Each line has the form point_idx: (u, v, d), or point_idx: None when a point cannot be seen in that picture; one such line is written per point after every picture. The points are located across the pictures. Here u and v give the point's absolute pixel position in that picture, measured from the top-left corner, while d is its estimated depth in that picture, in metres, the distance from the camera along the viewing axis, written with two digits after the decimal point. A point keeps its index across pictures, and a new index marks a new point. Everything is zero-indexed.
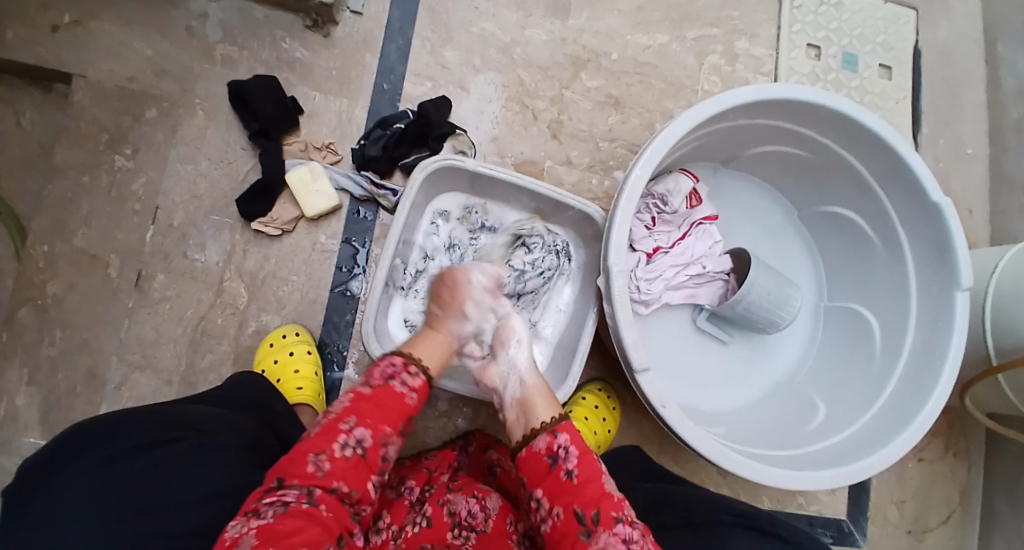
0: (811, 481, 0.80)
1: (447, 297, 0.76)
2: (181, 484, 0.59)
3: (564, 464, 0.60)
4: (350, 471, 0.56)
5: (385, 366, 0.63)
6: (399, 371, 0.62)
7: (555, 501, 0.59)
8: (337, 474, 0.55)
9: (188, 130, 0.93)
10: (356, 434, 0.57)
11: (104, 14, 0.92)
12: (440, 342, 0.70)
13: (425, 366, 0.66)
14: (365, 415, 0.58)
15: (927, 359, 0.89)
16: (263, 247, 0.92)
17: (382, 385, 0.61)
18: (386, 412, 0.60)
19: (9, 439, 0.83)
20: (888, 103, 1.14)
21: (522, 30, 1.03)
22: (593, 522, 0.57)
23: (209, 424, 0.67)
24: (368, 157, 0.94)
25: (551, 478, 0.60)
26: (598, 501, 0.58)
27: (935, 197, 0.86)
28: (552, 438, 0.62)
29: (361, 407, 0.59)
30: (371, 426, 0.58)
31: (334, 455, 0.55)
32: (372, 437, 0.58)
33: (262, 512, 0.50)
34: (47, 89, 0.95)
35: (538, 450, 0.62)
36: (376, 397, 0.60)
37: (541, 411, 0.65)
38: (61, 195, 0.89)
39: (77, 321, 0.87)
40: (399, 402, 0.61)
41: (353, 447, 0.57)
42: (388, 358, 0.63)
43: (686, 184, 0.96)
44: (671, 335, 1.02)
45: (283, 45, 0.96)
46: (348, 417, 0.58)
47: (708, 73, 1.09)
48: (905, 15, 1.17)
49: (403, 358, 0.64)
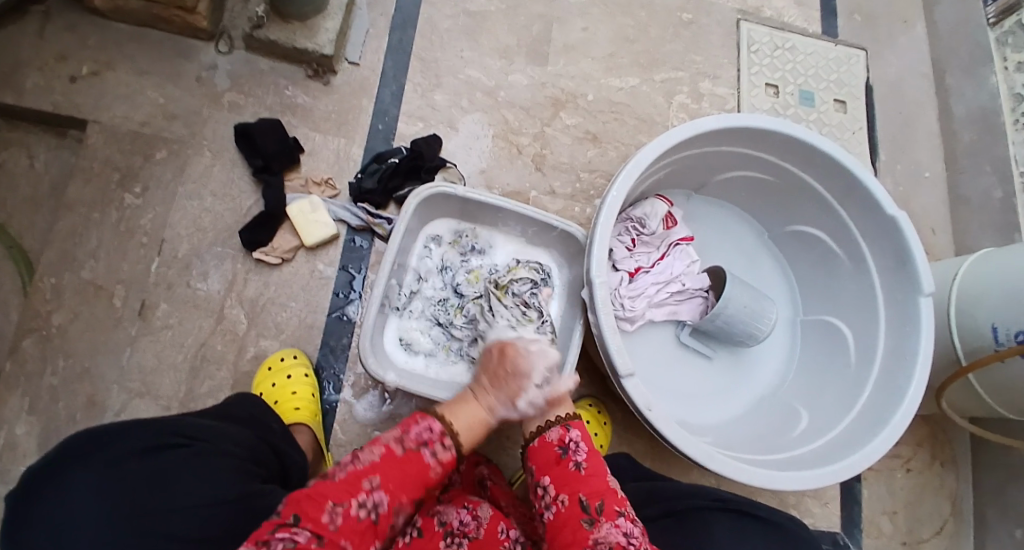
0: (798, 480, 0.82)
1: (502, 376, 0.74)
2: (185, 489, 0.61)
3: (574, 455, 0.68)
4: (359, 532, 0.57)
5: (423, 429, 0.64)
6: (434, 440, 0.63)
7: (562, 489, 0.65)
8: (346, 531, 0.56)
9: (195, 168, 0.99)
10: (374, 496, 0.58)
11: (120, 66, 1.00)
12: (478, 415, 0.70)
13: (459, 439, 0.66)
14: (390, 480, 0.59)
15: (898, 363, 0.93)
16: (263, 275, 0.97)
17: (414, 449, 0.62)
18: (408, 479, 0.61)
19: (7, 468, 0.84)
20: (845, 134, 1.25)
21: (505, 75, 1.13)
22: (596, 512, 0.62)
23: (205, 435, 0.69)
24: (365, 189, 1.00)
25: (560, 466, 0.67)
26: (602, 494, 0.64)
27: (890, 208, 0.93)
28: (564, 431, 0.70)
29: (388, 469, 0.60)
30: (391, 492, 0.59)
31: (349, 512, 0.56)
32: (387, 503, 0.59)
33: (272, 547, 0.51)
34: (61, 135, 1.02)
35: (550, 441, 0.70)
36: (404, 462, 0.61)
37: (558, 408, 0.74)
38: (71, 230, 0.93)
39: (80, 349, 0.90)
40: (423, 472, 0.62)
41: (368, 509, 0.58)
42: (428, 422, 0.64)
43: (661, 208, 1.02)
44: (656, 350, 1.06)
45: (285, 91, 1.04)
46: (373, 476, 0.59)
47: (677, 110, 1.19)
48: (853, 55, 1.29)
49: (442, 427, 0.65)
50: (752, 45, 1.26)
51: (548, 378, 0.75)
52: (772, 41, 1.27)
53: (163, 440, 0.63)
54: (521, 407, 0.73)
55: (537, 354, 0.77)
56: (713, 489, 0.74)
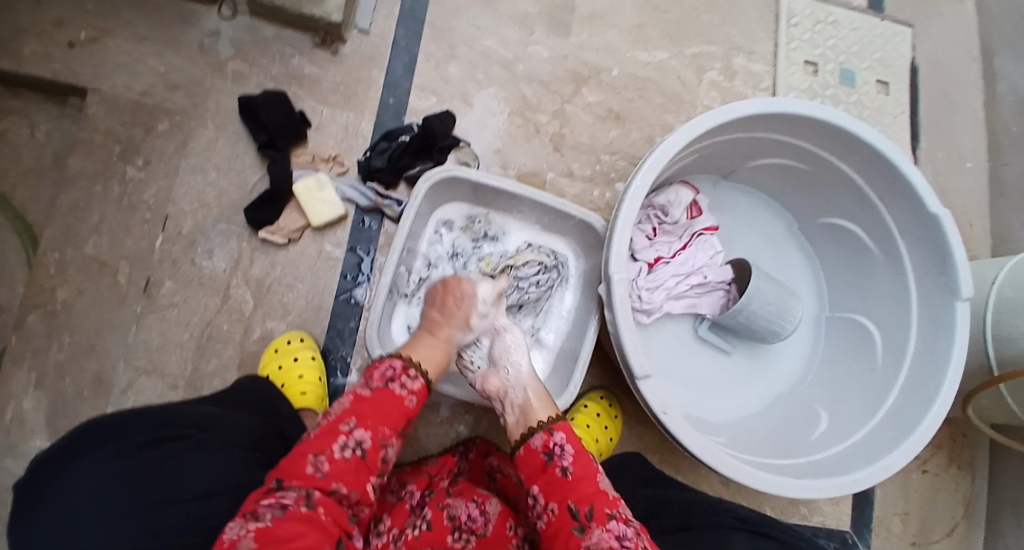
0: (813, 490, 0.79)
1: (451, 304, 0.76)
2: (190, 480, 0.55)
3: (560, 461, 0.63)
4: (349, 473, 0.56)
5: (384, 368, 0.63)
6: (399, 375, 0.63)
7: (551, 497, 0.61)
8: (336, 475, 0.55)
9: (199, 141, 0.95)
10: (355, 436, 0.57)
11: (120, 33, 0.95)
12: (437, 348, 0.71)
13: (425, 370, 0.67)
14: (365, 417, 0.58)
15: (928, 369, 0.88)
16: (269, 255, 0.94)
17: (382, 388, 0.61)
18: (386, 413, 0.60)
19: (16, 442, 0.84)
20: (886, 118, 1.16)
21: (524, 47, 1.06)
22: (586, 518, 0.59)
23: (214, 425, 0.63)
24: (373, 168, 0.96)
25: (547, 474, 0.63)
26: (592, 498, 0.60)
27: (933, 206, 0.87)
28: (548, 436, 0.65)
29: (361, 409, 0.59)
30: (371, 427, 0.58)
31: (334, 457, 0.55)
32: (372, 438, 0.58)
33: (261, 514, 0.49)
34: (62, 103, 0.98)
35: (534, 448, 0.65)
36: (376, 399, 0.60)
37: (538, 412, 0.69)
38: (73, 204, 0.91)
39: (84, 326, 0.88)
40: (398, 405, 0.61)
41: (352, 448, 0.56)
42: (388, 361, 0.64)
43: (686, 196, 0.97)
44: (672, 344, 1.02)
45: (292, 60, 0.99)
46: (348, 418, 0.58)
47: (707, 88, 1.11)
48: (900, 33, 1.20)
49: (402, 361, 0.65)
50: (792, 18, 1.17)
51: (493, 300, 0.80)
52: (813, 14, 1.18)
53: (167, 429, 0.56)
54: (474, 327, 0.77)
55: (479, 280, 0.80)
56: (729, 503, 0.72)
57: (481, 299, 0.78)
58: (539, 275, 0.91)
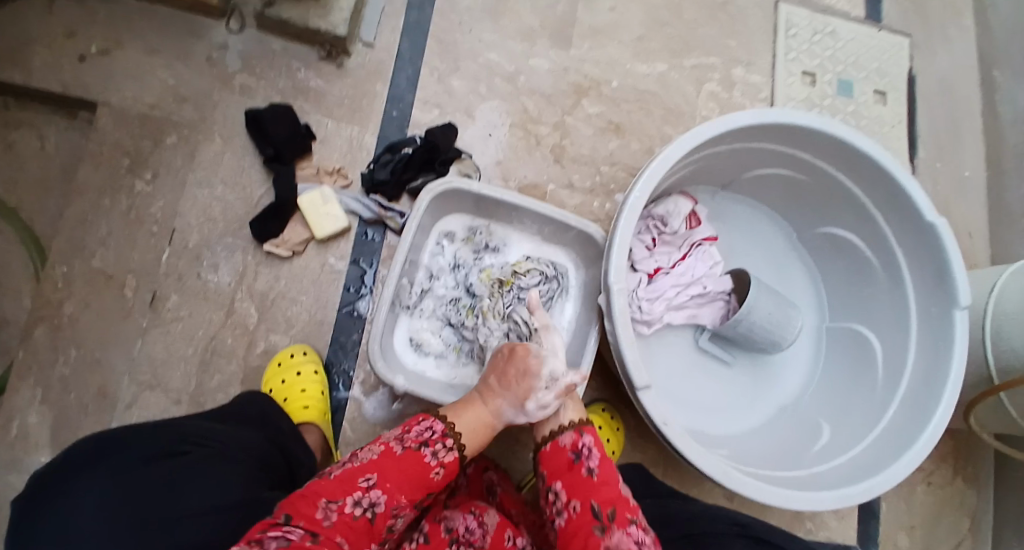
0: (815, 502, 0.80)
1: (513, 378, 0.69)
2: (190, 495, 0.55)
3: (586, 461, 0.64)
4: (354, 532, 0.54)
5: (423, 429, 0.62)
6: (434, 440, 0.61)
7: (574, 495, 0.62)
8: (342, 529, 0.53)
9: (205, 156, 0.96)
10: (371, 495, 0.55)
11: (129, 44, 0.97)
12: (482, 418, 0.67)
13: (463, 443, 0.64)
14: (388, 478, 0.57)
15: (927, 382, 0.89)
16: (274, 268, 0.95)
17: (413, 450, 0.59)
18: (408, 480, 0.58)
19: (20, 456, 0.85)
20: (884, 128, 1.17)
21: (526, 60, 1.08)
22: (608, 519, 0.59)
23: (217, 435, 0.65)
24: (377, 181, 0.97)
25: (572, 472, 0.63)
26: (614, 501, 0.61)
27: (931, 218, 0.88)
28: (577, 436, 0.66)
29: (385, 467, 0.57)
30: (389, 491, 0.56)
31: (344, 510, 0.54)
32: (386, 503, 0.56)
33: (265, 542, 0.48)
34: (70, 116, 1.00)
35: (562, 445, 0.66)
36: (402, 462, 0.58)
37: (568, 413, 0.69)
38: (81, 218, 0.92)
39: (91, 340, 0.89)
40: (422, 472, 0.59)
41: (364, 508, 0.55)
42: (427, 423, 0.63)
43: (685, 206, 0.98)
44: (674, 355, 1.03)
45: (297, 75, 1.00)
46: (369, 474, 0.56)
47: (706, 100, 1.13)
48: (899, 42, 1.21)
49: (443, 425, 0.63)
50: (791, 29, 1.18)
51: (561, 392, 0.69)
52: (812, 25, 1.19)
53: (168, 446, 0.58)
54: (532, 412, 0.68)
55: (549, 357, 0.72)
56: (735, 514, 0.75)
57: (547, 379, 0.70)
58: (541, 285, 0.91)
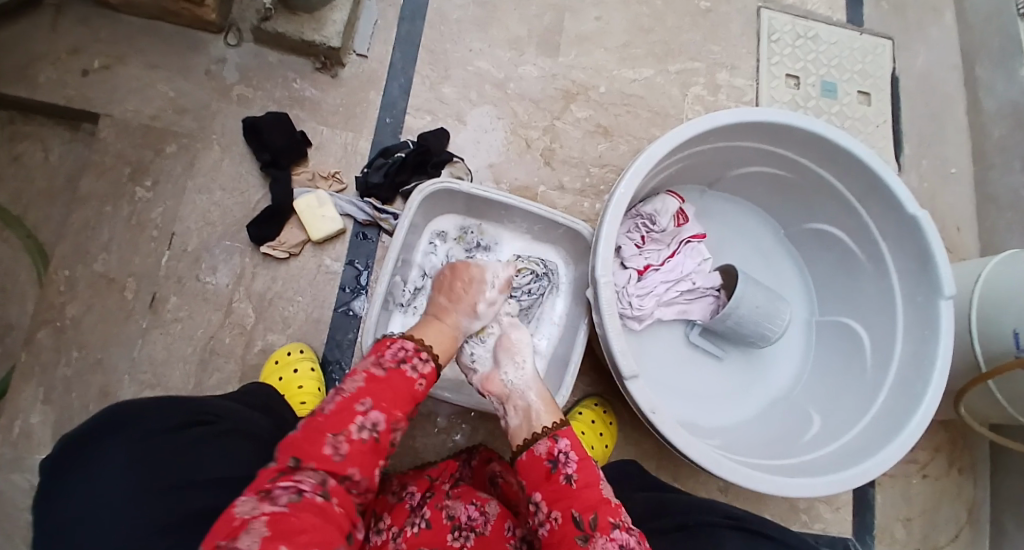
0: (806, 487, 0.80)
1: (459, 291, 0.79)
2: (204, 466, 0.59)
3: (564, 468, 0.63)
4: (365, 457, 0.57)
5: (396, 349, 0.63)
6: (411, 356, 0.63)
7: (554, 505, 0.62)
8: (352, 459, 0.56)
9: (204, 163, 1.00)
10: (372, 418, 0.58)
11: (131, 59, 1.01)
12: (444, 331, 0.73)
13: (435, 353, 0.68)
14: (381, 398, 0.59)
15: (916, 368, 0.90)
16: (271, 270, 0.97)
17: (394, 368, 0.61)
18: (399, 397, 0.61)
19: (22, 455, 0.86)
20: (869, 127, 1.20)
21: (515, 67, 1.11)
22: (590, 527, 0.59)
23: (227, 417, 0.67)
24: (371, 184, 1.00)
25: (551, 482, 0.63)
26: (596, 507, 0.61)
27: (912, 209, 0.90)
28: (553, 443, 0.65)
29: (376, 389, 0.59)
30: (386, 410, 0.59)
31: (352, 438, 0.56)
32: (386, 421, 0.59)
33: (277, 496, 0.49)
34: (75, 128, 1.04)
35: (539, 454, 0.65)
36: (388, 380, 0.60)
37: (543, 416, 0.69)
38: (84, 223, 0.95)
39: (92, 341, 0.92)
40: (409, 388, 0.62)
41: (369, 430, 0.57)
42: (399, 342, 0.64)
43: (672, 205, 0.99)
44: (665, 350, 1.04)
45: (294, 84, 1.04)
46: (364, 398, 0.58)
47: (692, 103, 1.16)
48: (880, 45, 1.24)
49: (413, 342, 0.65)
50: (773, 34, 1.21)
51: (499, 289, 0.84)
52: (793, 30, 1.22)
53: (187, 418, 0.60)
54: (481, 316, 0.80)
55: (485, 266, 0.84)
56: (723, 503, 0.73)
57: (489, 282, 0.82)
58: (532, 283, 0.92)
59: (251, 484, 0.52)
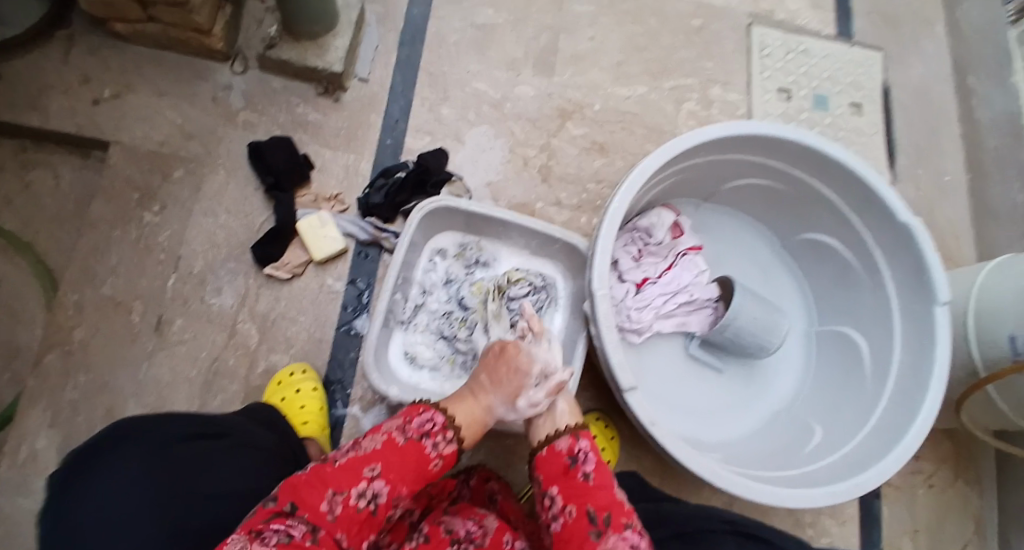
0: (806, 499, 0.80)
1: (503, 376, 0.72)
2: (209, 478, 0.61)
3: (582, 466, 0.65)
4: (355, 524, 0.57)
5: (425, 420, 0.64)
6: (435, 432, 0.63)
7: (570, 500, 0.63)
8: (343, 522, 0.56)
9: (210, 187, 1.02)
10: (374, 486, 0.58)
11: (140, 88, 1.05)
12: (474, 413, 0.70)
13: (460, 434, 0.67)
14: (391, 468, 0.60)
15: (914, 378, 0.90)
16: (274, 290, 0.99)
17: (416, 441, 0.62)
18: (408, 469, 0.61)
19: (31, 477, 0.88)
20: (862, 138, 1.22)
21: (512, 87, 1.14)
22: (604, 523, 0.60)
23: (229, 430, 0.70)
24: (372, 204, 1.02)
25: (567, 477, 0.65)
26: (609, 506, 0.62)
27: (904, 217, 0.91)
28: (573, 441, 0.67)
29: (390, 458, 0.60)
30: (391, 483, 0.59)
31: (349, 502, 0.57)
32: (387, 494, 0.59)
33: (266, 537, 0.51)
34: (85, 155, 1.07)
35: (559, 450, 0.67)
36: (405, 452, 0.61)
37: (565, 417, 0.72)
38: (93, 247, 0.98)
39: (100, 363, 0.94)
40: (422, 462, 0.62)
41: (368, 500, 0.58)
42: (428, 414, 0.64)
43: (668, 218, 1.02)
44: (665, 363, 1.05)
45: (297, 109, 1.07)
46: (375, 464, 0.59)
47: (686, 118, 1.18)
48: (871, 57, 1.26)
49: (444, 418, 0.65)
50: (765, 49, 1.24)
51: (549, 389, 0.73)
52: (785, 44, 1.25)
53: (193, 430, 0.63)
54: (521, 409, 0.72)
55: (537, 354, 0.76)
56: (721, 510, 0.76)
57: (537, 377, 0.74)
58: (530, 296, 0.95)
59: (248, 518, 0.54)
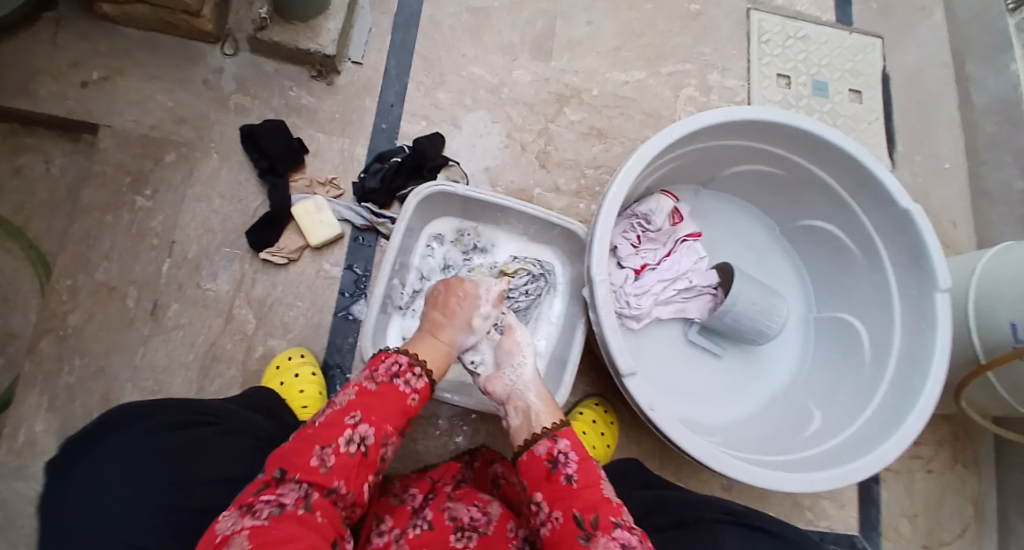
0: (806, 483, 0.80)
1: (454, 307, 0.77)
2: (209, 468, 0.59)
3: (564, 469, 0.64)
4: (352, 470, 0.57)
5: (389, 363, 0.63)
6: (402, 371, 0.63)
7: (556, 505, 0.62)
8: (339, 472, 0.56)
9: (204, 171, 1.01)
10: (360, 431, 0.58)
11: (130, 71, 1.03)
12: (438, 348, 0.72)
13: (429, 369, 0.67)
14: (371, 411, 0.59)
15: (914, 361, 0.90)
16: (270, 276, 0.98)
17: (384, 383, 0.61)
18: (390, 410, 0.61)
19: (26, 464, 0.87)
20: (861, 125, 1.21)
21: (509, 72, 1.13)
22: (592, 526, 0.59)
23: (234, 418, 0.67)
24: (368, 189, 1.01)
25: (551, 482, 0.63)
26: (597, 506, 0.60)
27: (904, 203, 0.90)
28: (552, 444, 0.66)
29: (367, 403, 0.59)
30: (376, 424, 0.59)
31: (339, 451, 0.56)
32: (376, 435, 0.59)
33: (257, 510, 0.50)
34: (76, 139, 1.05)
35: (538, 455, 0.66)
36: (379, 395, 0.60)
37: (544, 417, 0.70)
38: (86, 232, 0.96)
39: (94, 350, 0.92)
40: (401, 402, 0.62)
41: (357, 443, 0.57)
42: (392, 356, 0.64)
43: (667, 204, 1.00)
44: (663, 349, 1.05)
45: (291, 93, 1.05)
46: (354, 411, 0.58)
47: (684, 104, 1.17)
48: (869, 44, 1.26)
49: (407, 357, 0.65)
50: (763, 35, 1.23)
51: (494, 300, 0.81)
52: (783, 30, 1.24)
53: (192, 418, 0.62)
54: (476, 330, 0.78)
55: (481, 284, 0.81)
56: (723, 499, 0.74)
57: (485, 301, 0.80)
58: (528, 283, 0.94)
59: (240, 495, 0.53)
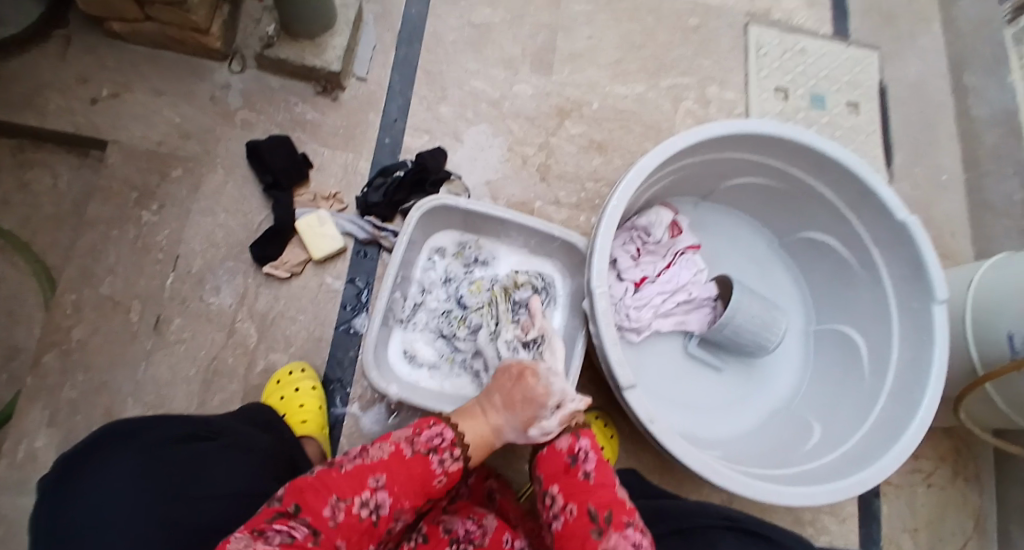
0: (806, 497, 0.81)
1: (516, 400, 0.68)
2: (209, 479, 0.61)
3: (583, 464, 0.65)
4: (356, 533, 0.57)
5: (433, 434, 0.64)
6: (444, 449, 0.63)
7: (570, 499, 0.63)
8: (343, 530, 0.57)
9: (208, 185, 1.02)
10: (377, 496, 0.59)
11: (137, 87, 1.04)
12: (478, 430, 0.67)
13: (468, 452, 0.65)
14: (395, 481, 0.60)
15: (913, 373, 0.90)
16: (273, 289, 0.99)
17: (421, 454, 0.62)
18: (413, 484, 0.61)
19: (29, 477, 0.88)
20: (860, 136, 1.22)
21: (510, 86, 1.14)
22: (605, 521, 0.60)
23: (228, 432, 0.69)
24: (370, 203, 1.02)
25: (568, 475, 0.65)
26: (610, 505, 0.62)
27: (901, 215, 0.91)
28: (574, 439, 0.68)
29: (395, 469, 0.60)
30: (394, 495, 0.59)
31: (352, 510, 0.57)
32: (390, 506, 0.59)
33: (269, 537, 0.52)
34: (83, 155, 1.07)
35: (559, 449, 0.67)
36: (409, 464, 0.61)
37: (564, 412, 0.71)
38: (91, 247, 0.97)
39: (98, 363, 0.93)
40: (426, 476, 0.62)
41: (370, 509, 0.58)
42: (440, 429, 0.64)
43: (666, 216, 1.01)
44: (664, 361, 1.05)
45: (295, 108, 1.07)
46: (379, 475, 0.59)
47: (683, 117, 1.18)
48: (868, 56, 1.27)
49: (453, 435, 0.65)
50: (762, 48, 1.24)
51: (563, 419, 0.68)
52: (782, 43, 1.25)
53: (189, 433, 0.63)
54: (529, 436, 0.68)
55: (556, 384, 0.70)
56: (720, 505, 0.74)
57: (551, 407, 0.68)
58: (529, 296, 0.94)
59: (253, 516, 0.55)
